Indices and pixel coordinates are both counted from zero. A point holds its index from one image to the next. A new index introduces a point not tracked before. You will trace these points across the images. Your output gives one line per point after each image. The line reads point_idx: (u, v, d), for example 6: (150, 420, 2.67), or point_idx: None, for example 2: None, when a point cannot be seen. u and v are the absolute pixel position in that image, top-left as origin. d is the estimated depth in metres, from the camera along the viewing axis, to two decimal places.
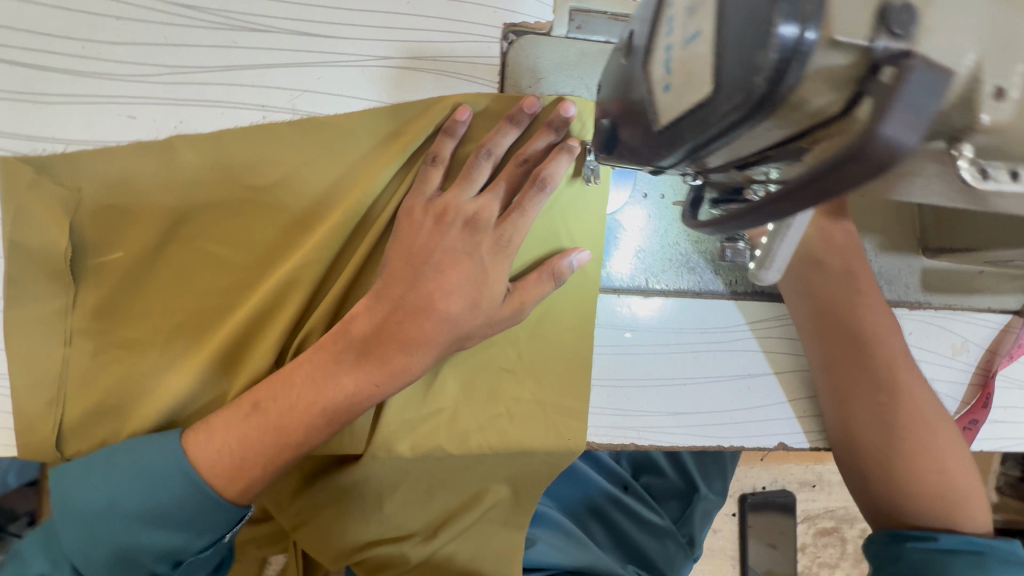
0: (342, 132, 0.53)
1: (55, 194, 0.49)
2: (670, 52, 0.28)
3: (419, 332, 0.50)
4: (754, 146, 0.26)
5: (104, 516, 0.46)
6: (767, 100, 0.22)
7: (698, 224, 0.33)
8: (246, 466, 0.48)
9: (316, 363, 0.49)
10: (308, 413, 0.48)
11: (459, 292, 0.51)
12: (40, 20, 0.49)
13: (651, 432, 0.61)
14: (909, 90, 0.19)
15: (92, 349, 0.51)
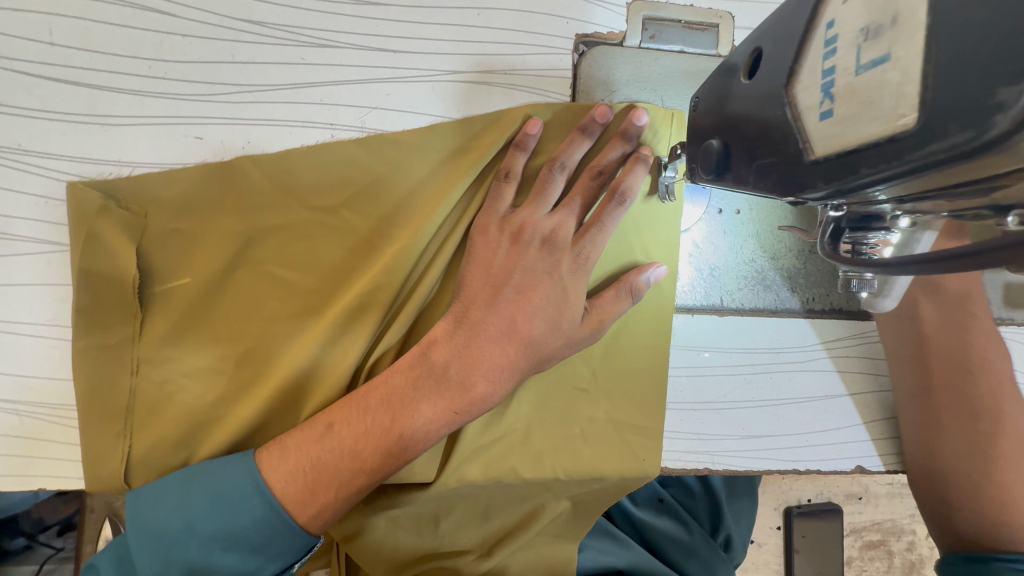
0: (411, 149, 0.51)
1: (122, 219, 0.47)
2: (833, 76, 0.26)
3: (501, 358, 0.48)
4: (944, 181, 0.23)
5: (181, 546, 0.44)
6: (998, 143, 0.19)
7: (839, 260, 0.33)
8: (318, 490, 0.45)
9: (395, 386, 0.47)
10: (382, 440, 0.46)
11: (541, 314, 0.49)
12: (108, 40, 0.48)
13: (726, 456, 0.59)
14: None
15: (159, 377, 0.49)
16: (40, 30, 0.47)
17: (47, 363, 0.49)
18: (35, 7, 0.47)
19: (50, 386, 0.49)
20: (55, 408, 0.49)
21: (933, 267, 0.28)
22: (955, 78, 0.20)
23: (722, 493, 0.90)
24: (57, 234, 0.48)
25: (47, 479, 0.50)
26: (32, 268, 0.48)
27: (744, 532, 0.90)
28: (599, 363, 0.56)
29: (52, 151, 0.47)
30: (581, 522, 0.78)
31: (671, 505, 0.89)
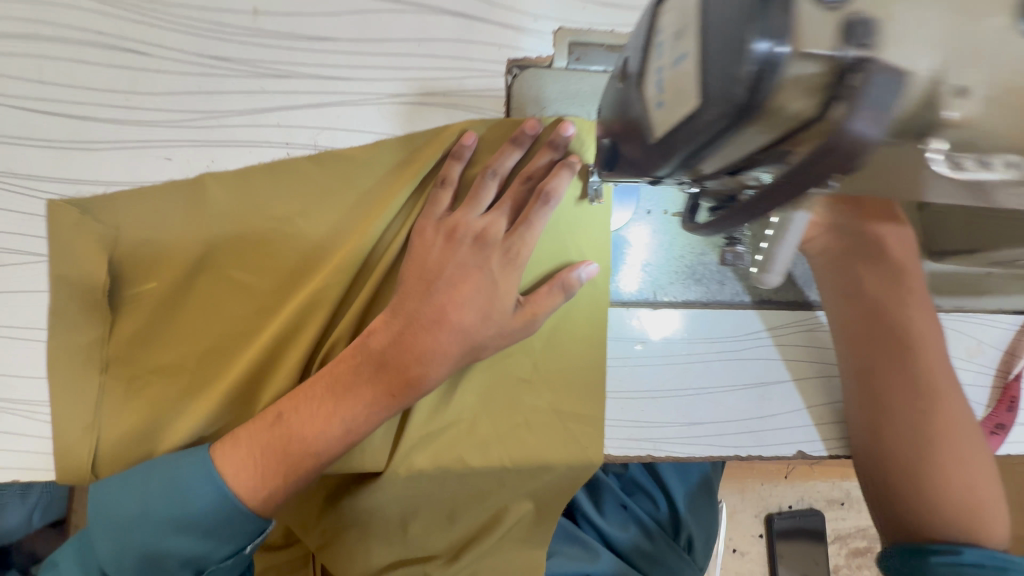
0: (359, 162, 0.57)
1: (97, 231, 0.53)
2: (661, 73, 0.30)
3: (433, 343, 0.52)
4: (744, 151, 0.28)
5: (135, 526, 0.48)
6: (746, 107, 0.24)
7: (695, 228, 0.39)
8: (269, 475, 0.50)
9: (339, 372, 0.51)
10: (329, 423, 0.50)
11: (473, 304, 0.53)
12: (90, 77, 0.54)
13: (667, 443, 0.62)
14: (872, 91, 0.23)
15: (127, 375, 0.53)
16: (31, 70, 0.54)
17: (24, 362, 0.53)
18: (28, 51, 0.54)
19: (26, 384, 0.53)
20: (29, 405, 0.53)
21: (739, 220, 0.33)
22: (719, 60, 0.24)
23: (680, 496, 0.92)
24: (39, 245, 0.53)
25: (18, 472, 0.53)
26: (15, 277, 0.53)
27: (707, 532, 0.92)
28: (541, 355, 0.60)
29: (38, 174, 0.53)
30: (545, 524, 0.80)
31: (633, 512, 0.91)
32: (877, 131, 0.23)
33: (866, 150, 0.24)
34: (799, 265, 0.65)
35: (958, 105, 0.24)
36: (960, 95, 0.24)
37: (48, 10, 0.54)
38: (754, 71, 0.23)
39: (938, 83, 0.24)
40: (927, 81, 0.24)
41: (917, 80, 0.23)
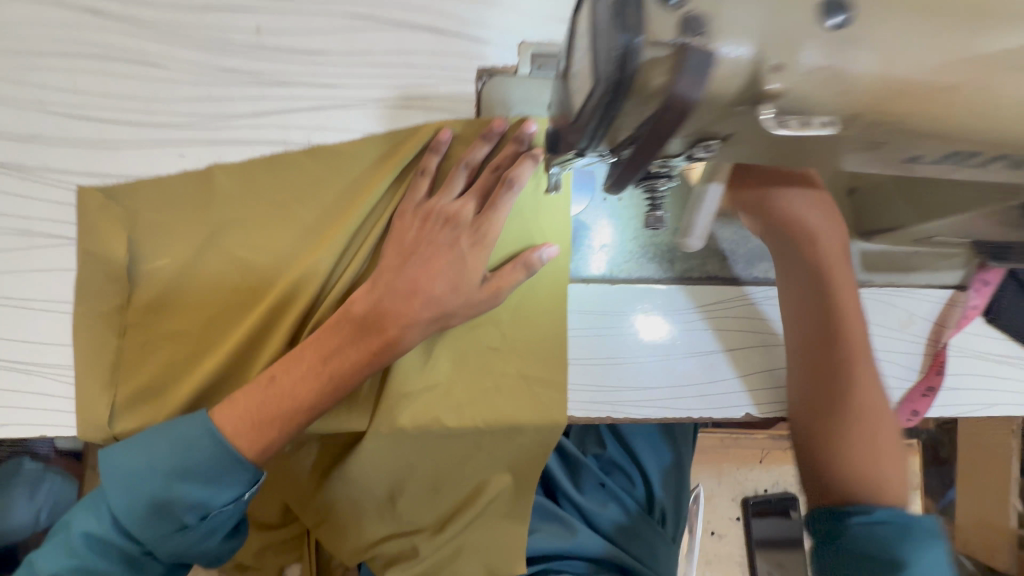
0: (347, 156, 0.65)
1: (119, 215, 0.61)
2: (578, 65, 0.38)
3: (408, 310, 0.59)
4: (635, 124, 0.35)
5: (145, 477, 0.54)
6: (620, 81, 0.31)
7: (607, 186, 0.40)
8: (263, 429, 0.56)
9: (323, 337, 0.58)
10: (317, 382, 0.57)
11: (443, 277, 0.60)
12: (116, 86, 0.63)
13: (624, 405, 0.69)
14: (690, 60, 0.29)
15: (141, 339, 0.61)
16: (65, 80, 0.62)
17: (53, 332, 0.61)
18: (61, 64, 0.62)
19: (55, 351, 0.61)
20: (57, 369, 0.61)
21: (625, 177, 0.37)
22: (601, 49, 0.32)
23: (654, 474, 0.97)
24: (67, 230, 0.61)
25: (48, 428, 0.61)
26: (46, 258, 0.61)
27: (680, 504, 0.97)
28: (507, 327, 0.68)
29: (69, 169, 0.62)
30: (523, 497, 0.82)
31: (610, 489, 0.95)
32: (696, 92, 0.29)
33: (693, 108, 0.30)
34: (742, 244, 0.72)
35: (776, 78, 0.32)
36: (775, 70, 0.31)
37: (81, 30, 0.63)
38: (616, 55, 0.31)
39: (761, 63, 0.31)
40: (751, 61, 0.31)
41: (741, 61, 0.31)
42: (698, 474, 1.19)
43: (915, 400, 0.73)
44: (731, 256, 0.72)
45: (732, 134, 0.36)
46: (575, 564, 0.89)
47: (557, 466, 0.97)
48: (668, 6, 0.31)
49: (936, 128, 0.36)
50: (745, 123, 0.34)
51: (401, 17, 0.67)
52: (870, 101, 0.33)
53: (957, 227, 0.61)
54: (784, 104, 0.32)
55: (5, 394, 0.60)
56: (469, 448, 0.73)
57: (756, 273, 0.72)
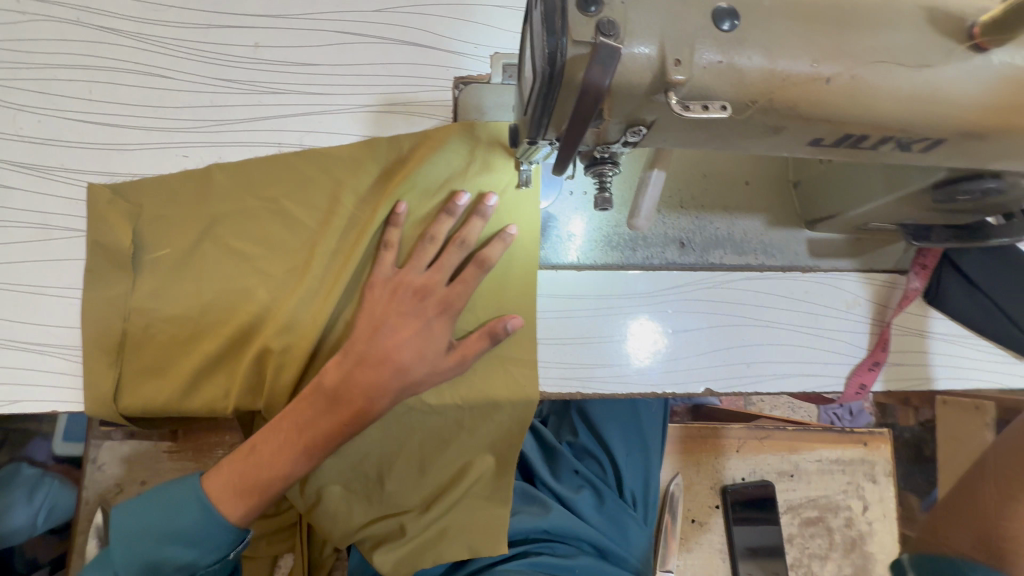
0: (334, 157, 0.71)
1: (125, 210, 0.67)
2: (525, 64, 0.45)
3: (378, 377, 0.65)
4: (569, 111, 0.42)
5: (142, 539, 0.63)
6: (551, 74, 0.38)
7: (555, 165, 0.45)
8: (243, 497, 0.64)
9: (298, 409, 0.64)
10: (290, 457, 0.64)
11: (409, 346, 0.66)
12: (128, 95, 0.70)
13: (593, 381, 0.76)
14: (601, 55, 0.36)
15: (142, 323, 0.67)
16: (82, 91, 0.69)
17: (65, 316, 0.67)
18: (78, 76, 0.70)
19: (66, 332, 0.67)
20: (67, 350, 0.67)
21: (565, 157, 0.43)
22: (535, 48, 0.39)
23: (623, 460, 1.03)
24: (80, 223, 0.68)
25: (58, 405, 0.66)
26: (61, 247, 0.67)
27: (648, 489, 1.04)
28: (481, 311, 0.73)
29: (84, 168, 0.68)
30: (506, 478, 0.83)
31: (583, 475, 1.02)
32: (606, 79, 0.37)
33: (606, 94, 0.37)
34: (698, 233, 0.79)
35: (678, 72, 0.39)
36: (676, 65, 0.38)
37: (98, 47, 0.70)
38: (547, 53, 0.37)
39: (665, 59, 0.38)
40: (657, 58, 0.38)
41: (649, 58, 0.38)
42: (679, 464, 1.23)
43: (862, 374, 0.79)
44: (688, 244, 0.79)
45: (656, 121, 0.43)
46: (554, 547, 0.93)
47: (532, 455, 1.02)
48: (588, 12, 0.37)
49: (820, 114, 0.43)
50: (660, 109, 0.41)
51: (385, 33, 0.75)
52: (760, 91, 0.41)
53: (882, 211, 0.68)
54: (686, 92, 0.39)
55: (19, 373, 0.66)
56: (451, 428, 0.78)
57: (712, 260, 0.79)
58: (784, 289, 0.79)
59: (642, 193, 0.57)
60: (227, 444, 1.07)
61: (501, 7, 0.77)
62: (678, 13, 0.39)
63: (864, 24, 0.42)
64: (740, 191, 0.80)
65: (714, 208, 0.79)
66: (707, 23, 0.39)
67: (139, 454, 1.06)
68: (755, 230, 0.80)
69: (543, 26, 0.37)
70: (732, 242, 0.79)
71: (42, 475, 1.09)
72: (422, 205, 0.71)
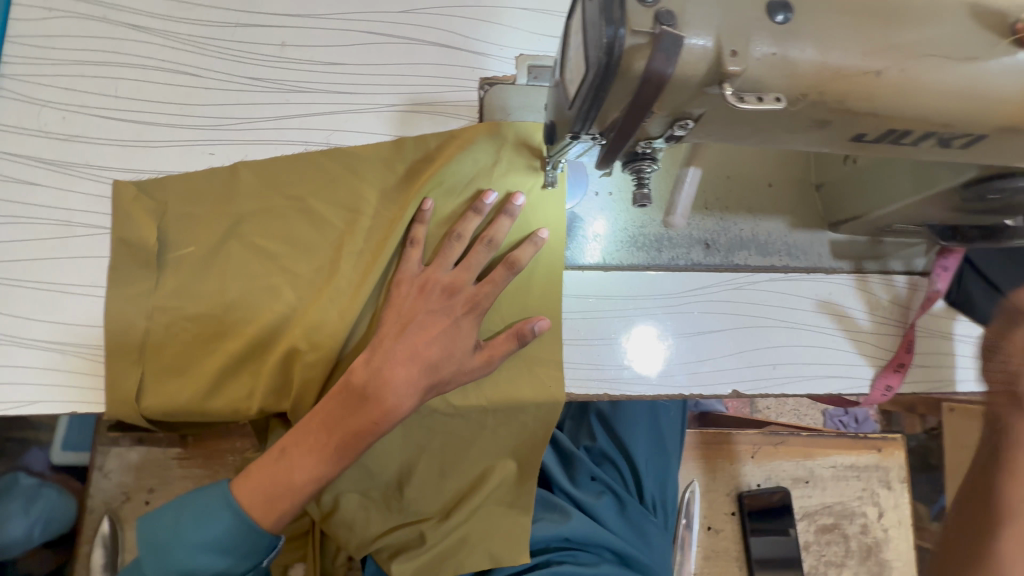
0: (362, 156, 0.71)
1: (149, 207, 0.67)
2: (572, 57, 0.45)
3: (406, 376, 0.64)
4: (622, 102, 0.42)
5: (174, 548, 0.62)
6: (608, 64, 0.38)
7: (602, 159, 0.45)
8: (276, 501, 0.63)
9: (327, 409, 0.63)
10: (321, 458, 0.62)
11: (437, 344, 0.66)
12: (154, 92, 0.70)
13: (622, 383, 0.75)
14: None
15: (166, 321, 0.66)
16: (108, 87, 0.69)
17: (86, 314, 0.65)
18: (106, 73, 0.69)
19: (87, 331, 0.65)
20: (88, 349, 0.65)
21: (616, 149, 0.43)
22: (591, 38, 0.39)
23: (643, 465, 1.02)
24: (103, 220, 0.67)
25: (77, 406, 0.65)
26: (83, 245, 0.66)
27: (667, 494, 1.04)
28: (507, 311, 0.73)
29: (108, 165, 0.68)
30: (529, 486, 0.81)
31: (602, 481, 1.01)
32: (669, 68, 0.38)
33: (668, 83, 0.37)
34: (723, 234, 0.79)
35: (733, 63, 0.39)
36: (732, 56, 0.39)
37: (125, 44, 0.70)
38: (605, 43, 0.38)
39: (721, 50, 0.39)
40: (712, 49, 0.39)
41: (705, 49, 0.38)
42: (693, 470, 1.22)
43: (889, 376, 0.79)
44: (713, 245, 0.79)
45: (704, 114, 0.43)
46: (575, 555, 0.92)
47: (550, 462, 1.01)
48: (645, 3, 0.38)
49: (867, 108, 0.43)
50: (711, 102, 0.41)
51: (411, 34, 0.75)
52: (810, 84, 0.41)
53: (908, 211, 0.69)
54: (741, 84, 0.40)
55: (37, 373, 0.64)
56: (474, 433, 0.77)
57: (737, 261, 0.79)
58: (808, 290, 0.79)
59: (677, 194, 0.58)
60: (237, 449, 1.04)
61: (527, 10, 0.78)
62: (733, 5, 0.39)
63: (910, 20, 0.42)
64: (764, 193, 0.80)
65: (738, 209, 0.79)
66: (760, 16, 0.39)
67: (148, 461, 1.03)
68: (779, 231, 0.80)
69: (601, 16, 0.38)
70: (756, 244, 0.79)
71: (41, 485, 1.05)
72: (449, 204, 0.70)
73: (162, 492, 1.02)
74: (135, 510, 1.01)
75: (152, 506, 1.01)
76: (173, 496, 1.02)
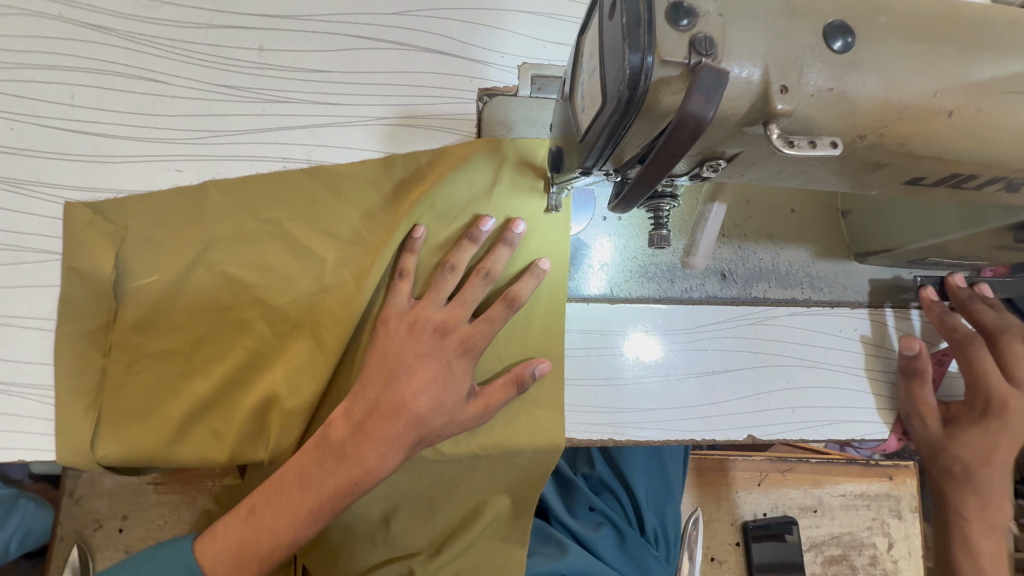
0: (344, 174, 0.64)
1: (106, 230, 0.60)
2: (583, 84, 0.38)
3: (391, 430, 0.57)
4: (647, 138, 0.35)
5: None
6: (631, 101, 0.31)
7: (619, 201, 0.39)
8: (241, 567, 0.56)
9: (303, 465, 0.57)
10: (293, 521, 0.56)
11: (427, 394, 0.59)
12: (115, 101, 0.63)
13: (628, 427, 0.69)
14: (701, 80, 0.29)
15: (128, 359, 0.60)
16: (64, 96, 0.62)
17: (41, 352, 0.60)
18: (62, 79, 0.62)
19: (43, 370, 0.60)
20: (42, 389, 0.60)
21: (638, 193, 0.36)
22: (611, 66, 0.32)
23: (644, 496, 0.96)
24: (57, 246, 0.60)
25: (30, 454, 0.60)
26: (36, 274, 0.60)
27: (669, 526, 0.96)
28: (504, 348, 0.66)
29: (62, 183, 0.61)
30: (524, 522, 0.74)
31: (601, 511, 0.96)
32: (709, 112, 0.29)
33: (705, 129, 0.30)
34: (741, 264, 0.72)
35: (782, 100, 0.32)
36: (781, 91, 0.32)
37: (83, 46, 0.63)
38: (627, 76, 0.31)
39: (768, 85, 0.32)
40: (758, 83, 0.32)
41: (751, 82, 0.32)
42: (697, 497, 1.17)
43: None
44: (730, 276, 0.72)
45: (739, 154, 0.36)
46: None
47: (548, 493, 0.96)
48: (680, 27, 0.31)
49: (932, 152, 0.36)
50: (751, 143, 0.35)
51: (405, 39, 0.68)
52: (870, 124, 0.34)
53: (949, 247, 0.62)
54: (789, 124, 0.33)
55: None
56: (467, 473, 0.70)
57: (756, 294, 0.72)
58: (831, 326, 0.73)
59: (698, 226, 0.50)
60: (216, 474, 0.98)
61: (531, 13, 0.71)
62: (781, 30, 0.32)
63: (988, 50, 0.36)
64: (785, 219, 0.74)
65: (758, 236, 0.73)
66: (812, 43, 0.33)
67: (122, 485, 0.97)
68: (802, 261, 0.74)
69: (624, 41, 0.31)
70: (776, 275, 0.73)
71: (19, 495, 0.98)
72: (442, 229, 0.64)
73: (136, 519, 0.96)
74: (108, 539, 0.95)
75: (125, 535, 0.95)
76: (149, 524, 0.96)
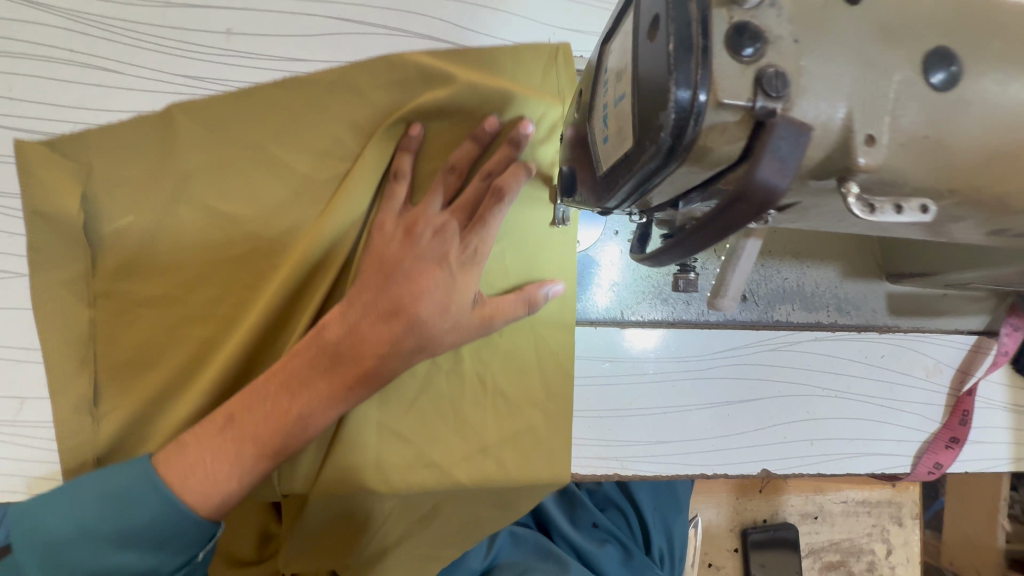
0: (326, 87, 0.57)
1: (68, 168, 0.54)
2: (607, 109, 0.30)
3: (388, 334, 0.50)
4: (681, 186, 0.28)
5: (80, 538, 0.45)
6: (675, 150, 0.25)
7: (648, 256, 0.32)
8: (219, 479, 0.48)
9: (292, 365, 0.51)
10: (282, 425, 0.49)
11: (430, 298, 0.51)
12: (59, 93, 0.55)
13: (634, 461, 0.64)
14: (776, 142, 0.23)
15: (113, 309, 0.55)
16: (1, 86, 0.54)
17: None
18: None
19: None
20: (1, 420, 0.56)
21: (677, 254, 0.29)
22: (651, 95, 0.25)
23: (651, 514, 0.93)
24: (9, 263, 0.55)
25: None
26: None
27: (675, 546, 0.93)
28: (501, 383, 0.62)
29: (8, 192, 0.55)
30: None
31: (605, 528, 0.92)
32: (784, 182, 0.23)
33: (775, 202, 0.24)
34: (762, 284, 0.66)
35: (866, 152, 0.25)
36: (867, 142, 0.25)
37: (22, 28, 0.54)
38: (676, 112, 0.24)
39: (851, 134, 0.25)
40: (839, 130, 0.25)
41: (828, 131, 0.25)
42: (697, 503, 1.14)
43: (939, 452, 0.68)
44: (751, 297, 0.66)
45: (793, 204, 0.29)
46: None
47: (552, 506, 0.92)
48: (743, 57, 0.24)
49: None
50: (813, 195, 0.28)
51: (392, 22, 0.59)
52: (965, 179, 0.28)
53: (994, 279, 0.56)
54: (871, 182, 0.26)
55: None
56: (466, 512, 0.65)
57: (778, 317, 0.66)
58: (857, 352, 0.67)
59: (731, 262, 0.43)
60: None
61: None
62: (865, 63, 0.25)
63: None
64: (815, 234, 0.67)
65: (784, 253, 0.66)
66: (902, 79, 0.26)
67: None
68: (830, 280, 0.67)
69: (670, 62, 0.24)
70: (801, 296, 0.66)
71: None
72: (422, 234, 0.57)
73: None
74: None
75: None
76: None
